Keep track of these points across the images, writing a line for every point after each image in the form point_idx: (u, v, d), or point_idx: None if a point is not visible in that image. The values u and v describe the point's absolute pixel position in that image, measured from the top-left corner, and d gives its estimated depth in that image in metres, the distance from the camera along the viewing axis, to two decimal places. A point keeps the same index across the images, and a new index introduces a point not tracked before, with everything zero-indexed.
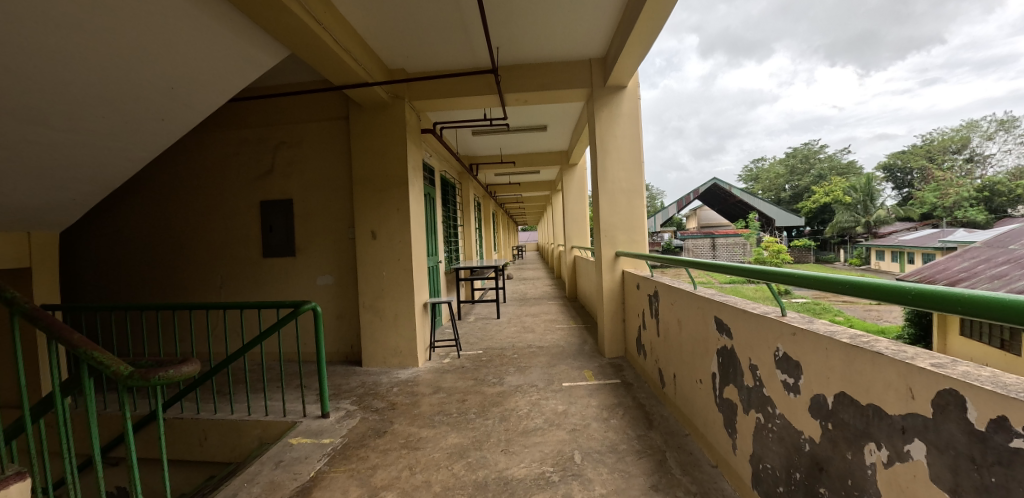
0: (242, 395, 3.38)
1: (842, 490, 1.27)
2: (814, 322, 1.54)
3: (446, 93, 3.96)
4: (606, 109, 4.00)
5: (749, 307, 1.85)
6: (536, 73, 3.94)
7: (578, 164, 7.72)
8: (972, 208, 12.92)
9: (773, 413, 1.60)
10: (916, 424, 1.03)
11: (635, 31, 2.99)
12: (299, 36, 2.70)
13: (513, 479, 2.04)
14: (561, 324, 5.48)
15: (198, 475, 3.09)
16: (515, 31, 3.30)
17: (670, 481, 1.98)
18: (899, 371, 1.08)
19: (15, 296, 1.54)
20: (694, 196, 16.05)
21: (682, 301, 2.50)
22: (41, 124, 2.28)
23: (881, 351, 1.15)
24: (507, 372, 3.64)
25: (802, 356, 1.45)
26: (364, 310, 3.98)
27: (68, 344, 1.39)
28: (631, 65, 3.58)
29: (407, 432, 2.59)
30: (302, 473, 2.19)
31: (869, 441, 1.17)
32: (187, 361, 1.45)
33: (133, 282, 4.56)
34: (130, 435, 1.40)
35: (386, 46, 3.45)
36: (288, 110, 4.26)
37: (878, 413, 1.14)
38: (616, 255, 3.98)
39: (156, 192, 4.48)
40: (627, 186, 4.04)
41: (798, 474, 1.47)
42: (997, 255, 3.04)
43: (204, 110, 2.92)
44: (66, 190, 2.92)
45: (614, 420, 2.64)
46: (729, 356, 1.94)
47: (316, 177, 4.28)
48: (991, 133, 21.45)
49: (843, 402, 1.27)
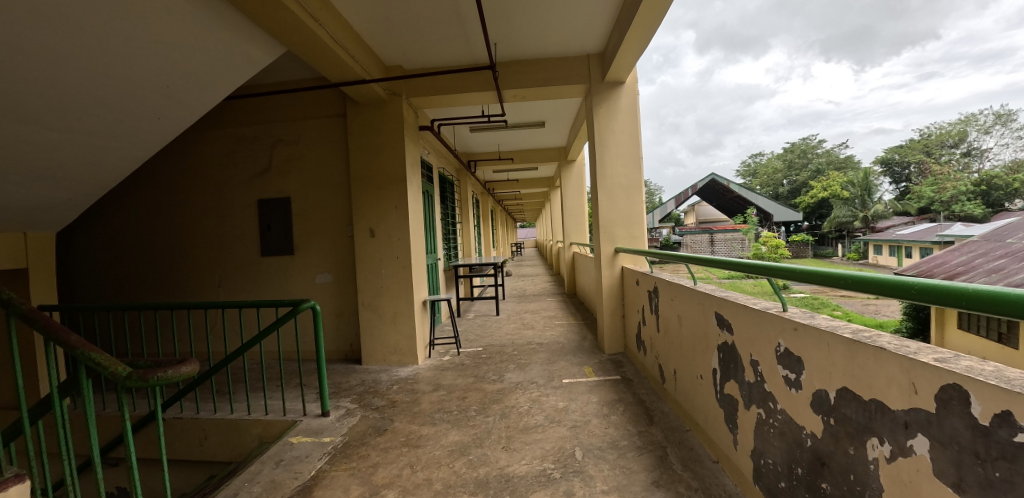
0: (242, 394, 3.37)
1: (845, 486, 1.27)
2: (816, 317, 1.53)
3: (445, 89, 3.93)
4: (604, 105, 3.99)
5: (750, 302, 1.84)
6: (533, 68, 3.91)
7: (577, 160, 7.68)
8: (971, 201, 12.88)
9: (774, 409, 1.60)
10: (920, 419, 1.03)
11: (633, 26, 2.96)
12: (296, 33, 2.67)
13: (514, 476, 2.04)
14: (560, 321, 5.48)
15: (198, 475, 3.09)
16: (514, 27, 3.27)
17: (671, 477, 1.98)
18: (902, 366, 1.08)
19: (11, 297, 1.52)
20: (693, 191, 16.02)
21: (683, 296, 2.49)
22: (36, 124, 2.25)
23: (883, 346, 1.14)
24: (507, 369, 3.64)
25: (804, 352, 1.45)
26: (363, 308, 3.96)
27: (66, 345, 1.38)
28: (629, 60, 3.56)
29: (407, 430, 2.58)
30: (303, 472, 2.19)
31: (872, 436, 1.17)
32: (186, 361, 1.43)
33: (130, 282, 4.54)
34: (129, 436, 1.39)
35: (383, 42, 3.41)
36: (286, 107, 4.22)
37: (881, 409, 1.14)
38: (615, 252, 3.97)
39: (153, 191, 4.44)
40: (626, 181, 4.03)
41: (800, 470, 1.47)
42: (994, 249, 3.04)
43: (201, 108, 2.90)
44: (62, 190, 2.89)
45: (615, 416, 2.64)
46: (730, 351, 1.93)
47: (314, 175, 4.25)
48: (988, 127, 21.44)
49: (845, 397, 1.27)
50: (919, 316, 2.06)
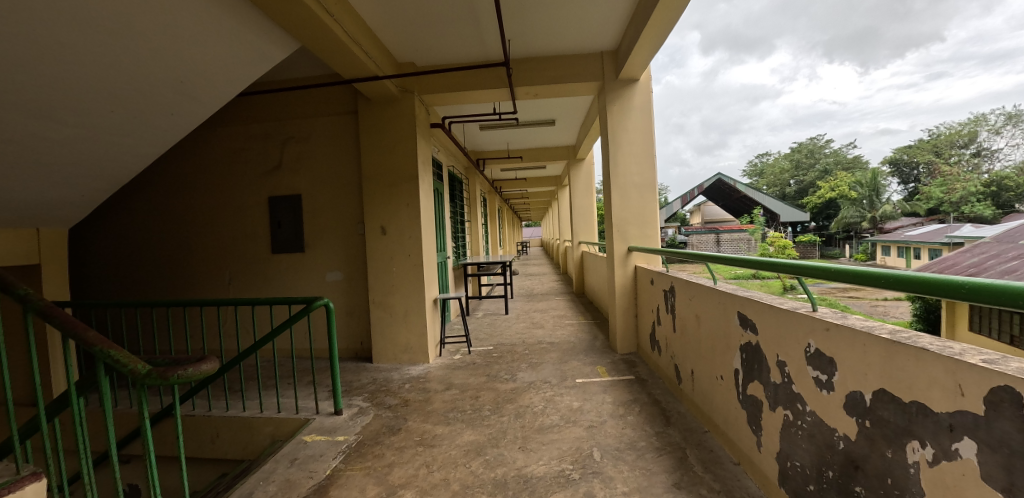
0: (254, 392, 3.35)
1: (881, 490, 1.24)
2: (849, 318, 1.49)
3: (457, 86, 3.88)
4: (617, 104, 3.95)
5: (776, 303, 1.80)
6: (546, 65, 3.87)
7: (585, 159, 7.65)
8: (981, 202, 12.73)
9: (803, 410, 1.57)
10: (966, 421, 1.00)
11: (649, 25, 2.94)
12: (310, 27, 2.65)
13: (533, 477, 2.02)
14: (570, 320, 5.43)
15: (210, 473, 3.07)
16: (529, 23, 3.23)
17: (693, 479, 1.95)
18: (947, 368, 1.04)
19: (30, 292, 1.50)
20: (699, 191, 15.91)
21: (702, 296, 2.45)
22: (51, 119, 2.25)
23: (926, 347, 1.11)
24: (519, 368, 3.61)
25: (836, 352, 1.41)
26: (373, 307, 3.95)
27: (83, 342, 1.36)
28: (643, 59, 3.53)
29: (422, 430, 2.56)
30: (318, 471, 2.17)
31: (912, 439, 1.14)
32: (205, 359, 1.42)
33: (141, 280, 4.54)
34: (147, 432, 1.38)
35: (396, 38, 3.38)
36: (297, 104, 4.20)
37: (922, 411, 1.11)
38: (629, 251, 3.94)
39: (162, 188, 4.43)
40: (639, 180, 3.99)
41: (830, 473, 1.44)
42: (1007, 249, 3.00)
43: (213, 105, 2.89)
44: (76, 185, 2.88)
45: (631, 416, 2.61)
46: (754, 351, 1.90)
47: (325, 173, 4.23)
48: (998, 127, 21.19)
49: (882, 399, 1.24)
50: (928, 318, 2.05)
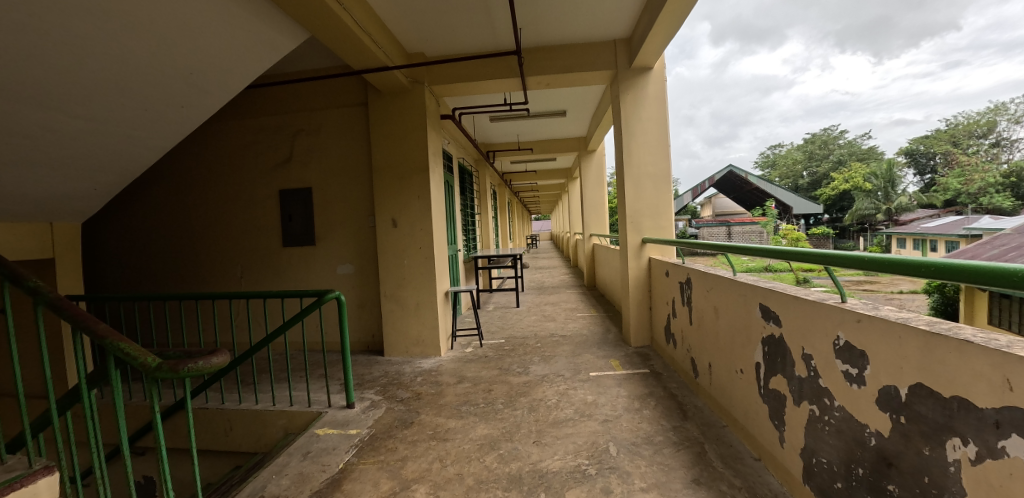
0: (267, 385, 3.36)
1: (916, 488, 1.19)
2: (882, 309, 1.43)
3: (467, 77, 3.83)
4: (630, 93, 3.87)
5: (802, 294, 1.73)
6: (558, 54, 3.80)
7: (596, 150, 7.56)
8: (1001, 194, 12.44)
9: (830, 405, 1.52)
10: (1014, 418, 0.94)
11: (665, 11, 2.84)
12: (319, 15, 2.60)
13: (548, 472, 1.99)
14: (582, 313, 5.40)
15: (225, 465, 3.09)
16: (541, 10, 3.15)
17: (713, 474, 1.91)
18: (994, 362, 0.98)
19: (40, 284, 1.47)
20: (710, 183, 15.68)
21: (722, 287, 2.39)
22: (62, 112, 2.24)
23: (970, 339, 1.05)
24: (532, 361, 3.59)
25: (869, 345, 1.36)
26: (385, 300, 3.94)
27: (95, 335, 1.34)
28: (658, 46, 3.43)
29: (435, 423, 2.55)
30: (331, 465, 2.16)
31: (953, 436, 1.09)
32: (216, 352, 1.39)
33: (153, 273, 4.57)
34: (159, 426, 1.35)
35: (406, 27, 3.32)
36: (307, 97, 4.18)
37: (964, 407, 1.06)
38: (643, 242, 3.88)
39: (173, 182, 4.44)
40: (653, 170, 3.92)
41: (860, 470, 1.39)
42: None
43: (223, 97, 2.88)
44: (88, 179, 2.88)
45: (647, 410, 2.58)
46: (777, 344, 1.85)
47: (337, 166, 4.21)
48: (1019, 116, 20.63)
49: (919, 394, 1.18)
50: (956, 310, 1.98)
